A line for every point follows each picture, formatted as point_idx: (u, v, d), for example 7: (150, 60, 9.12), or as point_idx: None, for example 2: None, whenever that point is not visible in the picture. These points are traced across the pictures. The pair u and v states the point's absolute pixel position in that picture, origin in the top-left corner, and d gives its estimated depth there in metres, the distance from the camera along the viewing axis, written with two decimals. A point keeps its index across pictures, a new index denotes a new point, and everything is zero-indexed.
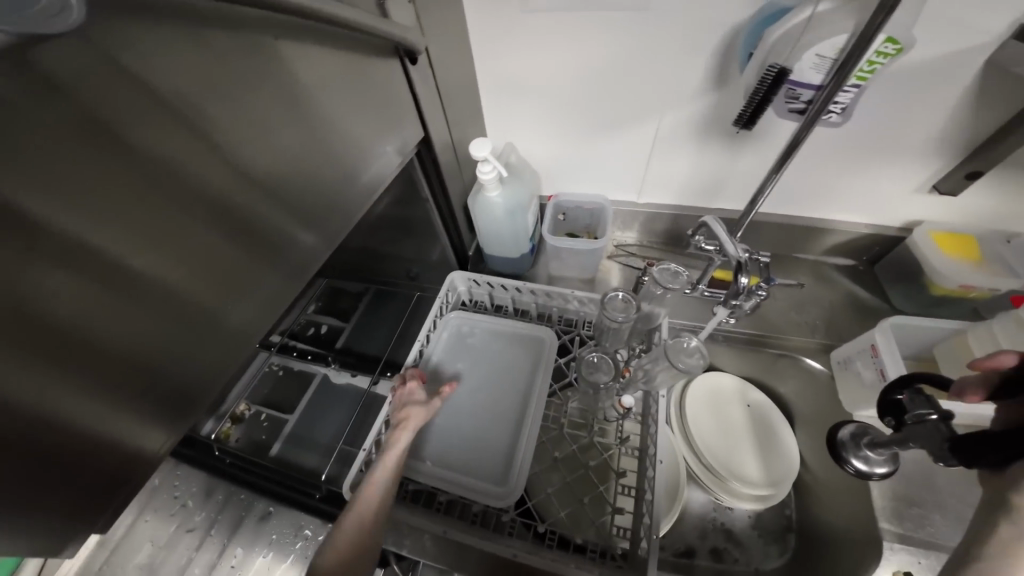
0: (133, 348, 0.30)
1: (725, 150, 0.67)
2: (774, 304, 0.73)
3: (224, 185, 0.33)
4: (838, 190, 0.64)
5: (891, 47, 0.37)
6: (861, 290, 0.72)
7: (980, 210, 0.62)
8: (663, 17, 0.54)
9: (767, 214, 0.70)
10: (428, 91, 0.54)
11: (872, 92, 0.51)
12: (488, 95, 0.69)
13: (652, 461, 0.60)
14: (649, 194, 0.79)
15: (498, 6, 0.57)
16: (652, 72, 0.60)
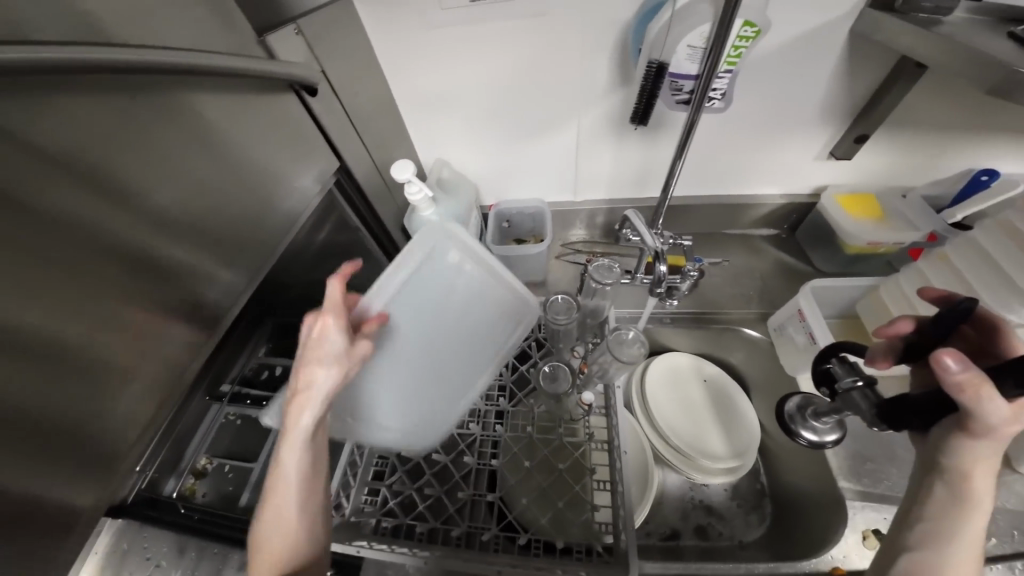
0: (53, 410, 0.29)
1: (643, 140, 0.69)
2: (713, 282, 0.75)
3: (134, 234, 0.33)
4: (753, 166, 0.66)
5: (749, 31, 0.44)
6: (788, 258, 0.76)
7: (878, 168, 0.65)
8: (558, 23, 0.55)
9: (694, 197, 0.72)
10: (336, 121, 0.54)
11: (754, 75, 0.53)
12: (409, 115, 0.69)
13: (619, 452, 0.62)
14: (585, 192, 0.81)
15: (398, 29, 0.58)
16: (561, 76, 0.62)
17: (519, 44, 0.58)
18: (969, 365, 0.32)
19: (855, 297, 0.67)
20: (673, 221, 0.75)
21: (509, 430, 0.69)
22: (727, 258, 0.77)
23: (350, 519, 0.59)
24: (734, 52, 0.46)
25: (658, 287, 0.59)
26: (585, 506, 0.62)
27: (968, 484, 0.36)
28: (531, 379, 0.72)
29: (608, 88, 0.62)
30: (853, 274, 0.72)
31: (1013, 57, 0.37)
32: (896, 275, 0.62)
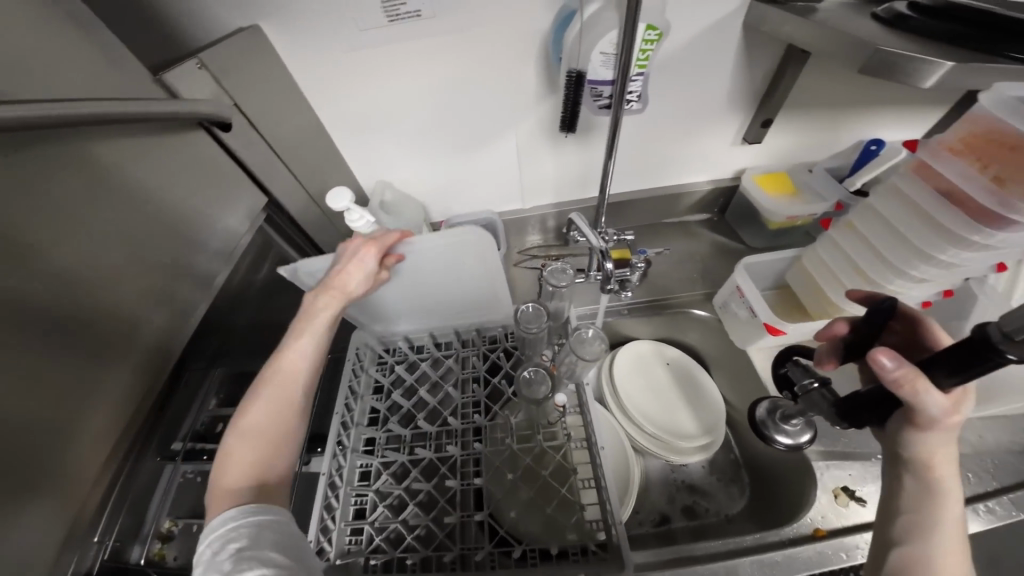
0: None
1: (579, 143, 0.71)
2: (663, 270, 0.79)
3: (36, 292, 0.31)
4: (682, 157, 0.70)
5: (653, 33, 0.47)
6: (723, 238, 0.81)
7: (788, 148, 0.71)
8: (478, 38, 0.56)
9: (635, 191, 0.75)
10: (257, 155, 0.52)
11: (667, 74, 0.56)
12: (343, 140, 0.68)
13: (597, 448, 0.62)
14: (533, 198, 0.82)
15: (314, 56, 0.56)
16: (491, 90, 0.62)
17: (444, 63, 0.58)
18: (902, 362, 0.36)
19: (784, 268, 0.73)
20: (618, 216, 0.78)
21: (489, 442, 0.68)
22: (670, 245, 0.81)
23: (336, 563, 0.56)
24: (643, 55, 0.48)
25: (609, 283, 0.61)
26: (572, 508, 0.61)
27: (933, 473, 0.38)
28: (503, 389, 0.71)
29: (538, 96, 0.64)
30: (779, 247, 0.77)
31: (877, 39, 0.41)
32: (814, 246, 0.68)
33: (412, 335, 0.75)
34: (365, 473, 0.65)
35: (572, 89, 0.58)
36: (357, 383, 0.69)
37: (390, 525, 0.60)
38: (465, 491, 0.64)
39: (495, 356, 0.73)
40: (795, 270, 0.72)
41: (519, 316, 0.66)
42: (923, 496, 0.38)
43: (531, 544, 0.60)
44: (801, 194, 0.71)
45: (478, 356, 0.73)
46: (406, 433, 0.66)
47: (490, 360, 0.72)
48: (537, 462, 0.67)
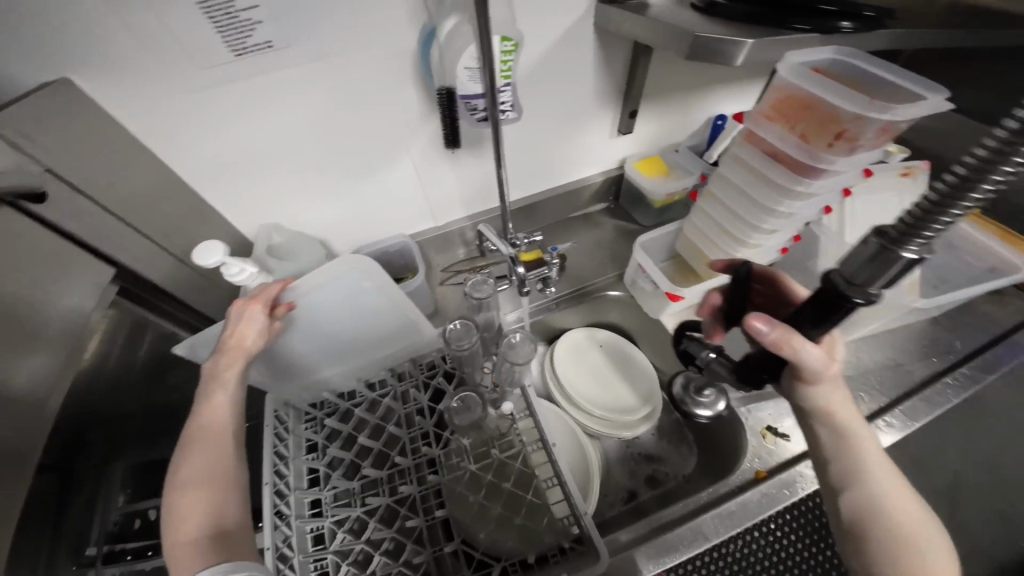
0: None
1: (473, 155, 0.72)
2: (579, 260, 0.81)
3: None
4: (570, 154, 0.73)
5: (508, 44, 0.49)
6: (623, 221, 0.85)
7: (656, 134, 0.77)
8: (346, 65, 0.54)
9: (537, 193, 0.77)
10: (101, 222, 0.46)
11: (537, 82, 0.59)
12: (216, 196, 0.61)
13: (552, 446, 0.62)
14: (443, 213, 0.81)
15: (159, 104, 0.50)
16: (371, 114, 0.60)
17: (315, 95, 0.56)
18: (775, 325, 0.39)
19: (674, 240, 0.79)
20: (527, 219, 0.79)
21: (444, 469, 0.66)
22: (579, 235, 0.84)
23: None
24: (504, 65, 0.50)
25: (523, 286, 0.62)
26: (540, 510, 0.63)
27: (834, 418, 0.43)
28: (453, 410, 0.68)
29: (423, 115, 0.63)
30: (666, 222, 0.84)
31: (694, 27, 0.46)
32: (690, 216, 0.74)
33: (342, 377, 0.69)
34: (317, 537, 0.58)
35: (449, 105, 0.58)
36: (287, 444, 0.60)
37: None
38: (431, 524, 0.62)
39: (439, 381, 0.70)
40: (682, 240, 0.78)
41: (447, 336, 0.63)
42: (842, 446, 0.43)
43: (511, 559, 0.59)
44: (674, 173, 0.77)
45: (420, 383, 0.70)
46: (356, 483, 0.61)
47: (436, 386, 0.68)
48: (495, 474, 0.66)
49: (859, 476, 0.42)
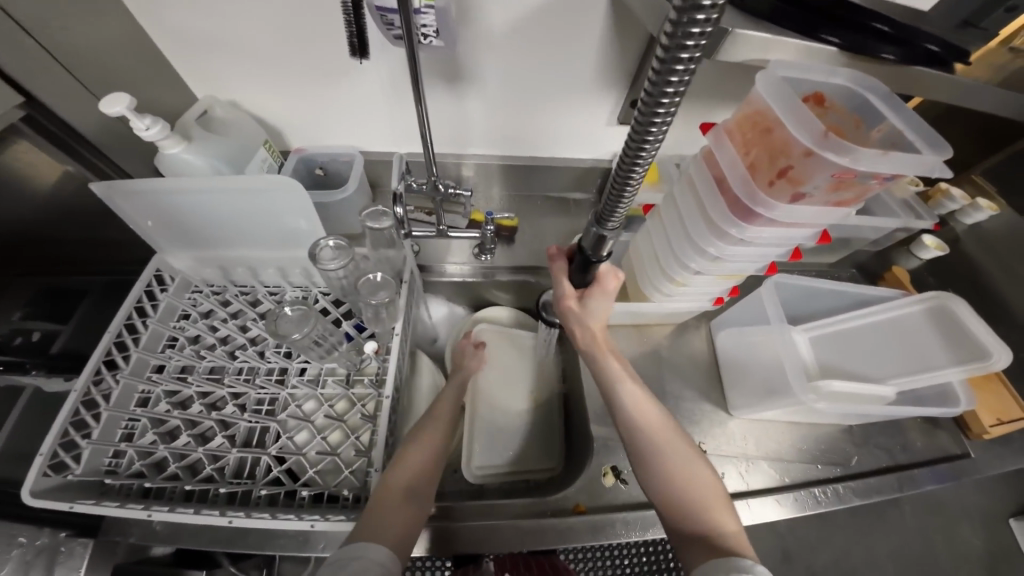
0: (410, 487, 0.53)
1: (656, 310, 0.70)
2: (736, 446, 0.74)
3: (404, 478, 0.54)
4: (771, 339, 0.71)
5: (712, 259, 0.57)
6: (808, 485, 0.71)
7: (858, 370, 0.73)
8: (689, 198, 0.58)
9: (751, 340, 0.74)
10: (496, 38, 0.66)
11: (744, 266, 0.58)
12: (536, 116, 0.80)
13: (342, 464, 0.61)
14: (731, 331, 0.78)
15: (558, 7, 0.62)
16: (511, 418, 0.80)
17: (681, 198, 0.59)
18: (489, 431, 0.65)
19: (774, 513, 0.68)
20: (749, 384, 0.73)
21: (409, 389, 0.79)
22: (760, 437, 0.75)
23: (172, 368, 0.70)
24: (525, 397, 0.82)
25: (538, 506, 0.65)
26: (445, 528, 0.62)
27: (722, 510, 0.52)
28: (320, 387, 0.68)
29: (711, 280, 0.62)
30: (825, 507, 0.69)
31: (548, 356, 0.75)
32: (773, 504, 0.68)
33: (290, 281, 0.78)
34: (148, 398, 0.71)
35: (690, 270, 0.60)
36: (182, 311, 0.75)
37: (126, 458, 0.66)
38: (237, 467, 0.65)
39: (346, 380, 0.68)
40: (780, 510, 0.68)
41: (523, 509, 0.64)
42: (696, 512, 0.52)
43: (287, 469, 0.63)
44: (787, 489, 0.69)
45: (370, 318, 0.66)
46: (230, 367, 0.69)
47: (306, 334, 0.58)
48: (286, 426, 0.66)
49: (728, 512, 0.53)
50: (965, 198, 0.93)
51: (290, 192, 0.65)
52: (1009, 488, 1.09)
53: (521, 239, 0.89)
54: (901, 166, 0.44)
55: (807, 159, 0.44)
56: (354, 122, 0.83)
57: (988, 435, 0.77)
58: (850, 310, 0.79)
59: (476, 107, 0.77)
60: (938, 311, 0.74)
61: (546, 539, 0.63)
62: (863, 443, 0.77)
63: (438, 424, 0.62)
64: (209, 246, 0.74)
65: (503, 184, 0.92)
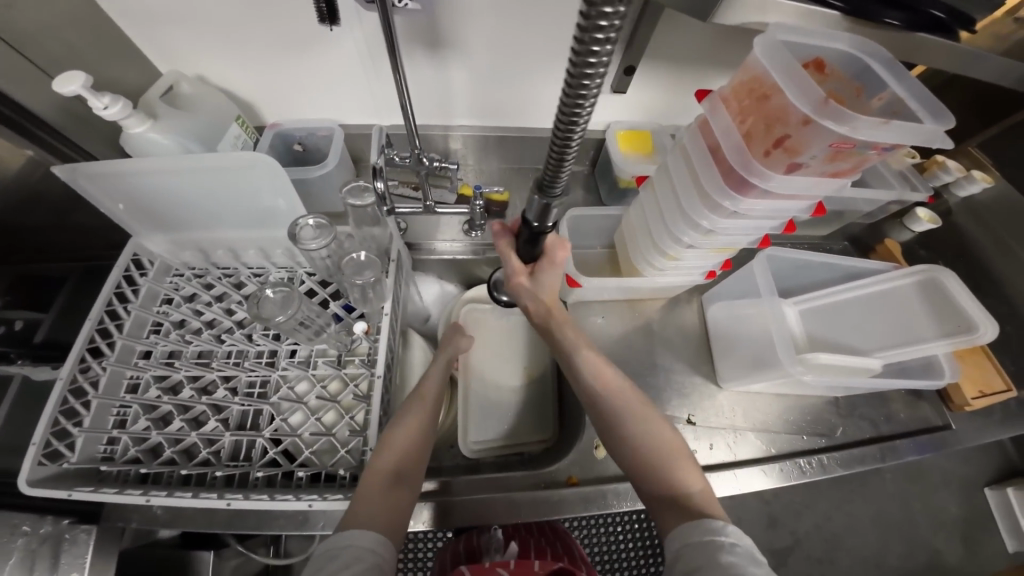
0: (395, 473, 0.54)
1: (649, 285, 0.69)
2: (727, 418, 0.75)
3: (386, 464, 0.54)
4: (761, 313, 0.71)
5: (705, 231, 0.56)
6: (795, 455, 0.73)
7: (847, 341, 0.74)
8: (682, 169, 0.56)
9: (743, 313, 0.74)
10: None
11: (738, 238, 0.57)
12: (525, 83, 0.76)
13: (337, 443, 0.62)
14: (723, 304, 0.78)
15: None
16: (506, 395, 0.80)
17: (674, 169, 0.57)
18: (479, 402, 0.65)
19: (762, 483, 0.70)
20: (740, 358, 0.73)
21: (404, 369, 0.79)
22: (750, 409, 0.77)
23: (159, 353, 0.69)
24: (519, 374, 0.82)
25: (532, 479, 0.67)
26: (442, 502, 0.64)
27: (688, 473, 0.53)
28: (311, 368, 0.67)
29: (704, 254, 0.61)
30: (810, 475, 0.72)
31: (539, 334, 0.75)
32: (761, 474, 0.70)
33: (273, 262, 0.76)
34: (138, 384, 0.70)
35: (682, 243, 0.59)
36: (165, 295, 0.73)
37: (121, 444, 0.66)
38: (233, 450, 0.66)
39: (337, 361, 0.68)
40: (768, 479, 0.70)
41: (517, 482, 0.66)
42: (665, 471, 0.53)
43: (284, 449, 0.64)
44: (774, 460, 0.72)
45: (357, 299, 0.65)
46: (218, 351, 0.69)
47: (290, 317, 0.57)
48: (280, 408, 0.66)
49: (695, 472, 0.53)
50: (959, 170, 0.92)
51: (267, 170, 0.63)
52: (985, 453, 1.13)
53: (512, 214, 0.87)
54: (903, 135, 0.42)
55: (804, 127, 0.43)
56: (331, 94, 0.79)
57: (969, 406, 0.79)
58: (841, 283, 0.79)
59: (461, 76, 0.74)
60: (929, 281, 0.74)
61: (541, 510, 0.65)
62: (848, 414, 0.79)
63: (421, 408, 0.61)
64: (183, 228, 0.72)
65: (492, 158, 0.89)
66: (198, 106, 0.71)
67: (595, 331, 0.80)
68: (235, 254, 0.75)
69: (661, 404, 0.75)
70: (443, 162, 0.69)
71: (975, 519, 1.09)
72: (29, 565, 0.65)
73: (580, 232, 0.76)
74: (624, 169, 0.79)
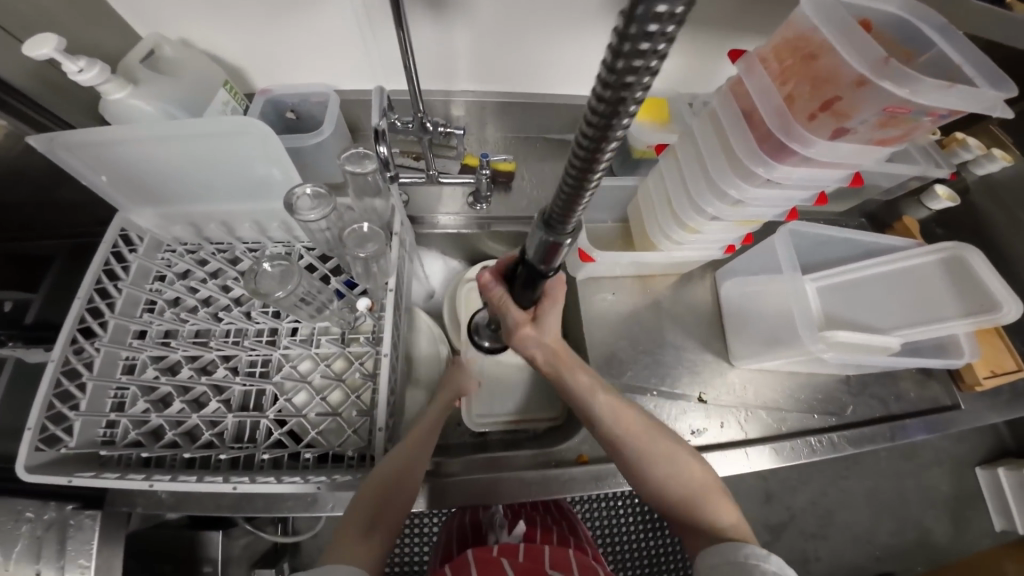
0: (383, 503, 0.51)
1: (666, 259, 0.66)
2: (739, 396, 0.74)
3: (373, 492, 0.52)
4: (780, 289, 0.68)
5: (731, 202, 0.52)
6: (805, 434, 0.72)
7: (867, 318, 0.71)
8: (710, 133, 0.52)
9: (761, 288, 0.71)
10: None
11: (766, 210, 0.54)
12: (534, 43, 0.70)
13: (345, 422, 0.60)
14: (739, 280, 0.75)
15: None
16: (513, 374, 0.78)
17: (700, 134, 0.53)
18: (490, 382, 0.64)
19: (773, 461, 0.69)
20: (755, 335, 0.71)
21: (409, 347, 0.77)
22: (762, 387, 0.75)
23: (154, 333, 0.67)
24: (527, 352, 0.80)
25: (542, 459, 0.66)
26: (447, 483, 0.62)
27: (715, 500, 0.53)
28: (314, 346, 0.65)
29: (727, 226, 0.58)
30: (820, 453, 0.71)
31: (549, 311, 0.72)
32: (772, 453, 0.69)
33: (270, 237, 0.72)
34: (134, 365, 0.68)
35: (705, 216, 0.55)
36: (157, 272, 0.70)
37: (121, 427, 0.64)
38: (236, 432, 0.64)
39: (341, 339, 0.65)
40: (778, 457, 0.69)
41: (525, 461, 0.65)
42: (697, 506, 0.53)
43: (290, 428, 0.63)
44: (785, 439, 0.71)
45: (360, 274, 0.62)
46: (216, 330, 0.66)
47: (290, 292, 0.54)
48: (284, 388, 0.64)
49: (720, 497, 0.54)
50: (980, 148, 0.85)
51: (259, 136, 0.58)
52: (987, 430, 1.13)
53: (519, 186, 0.83)
54: (963, 101, 0.40)
55: (857, 88, 0.40)
56: (324, 55, 0.73)
57: (980, 386, 0.78)
58: (860, 260, 0.76)
59: (465, 34, 0.68)
60: (955, 258, 0.70)
61: (551, 488, 0.64)
62: (859, 392, 0.78)
63: (409, 451, 0.55)
64: (171, 200, 0.68)
65: (497, 126, 0.84)
66: (180, 68, 0.65)
67: (606, 308, 0.77)
68: (229, 229, 0.72)
69: (672, 383, 0.73)
70: (447, 128, 0.65)
71: (971, 495, 1.10)
72: (36, 552, 0.64)
73: (592, 205, 0.73)
74: (639, 137, 0.74)
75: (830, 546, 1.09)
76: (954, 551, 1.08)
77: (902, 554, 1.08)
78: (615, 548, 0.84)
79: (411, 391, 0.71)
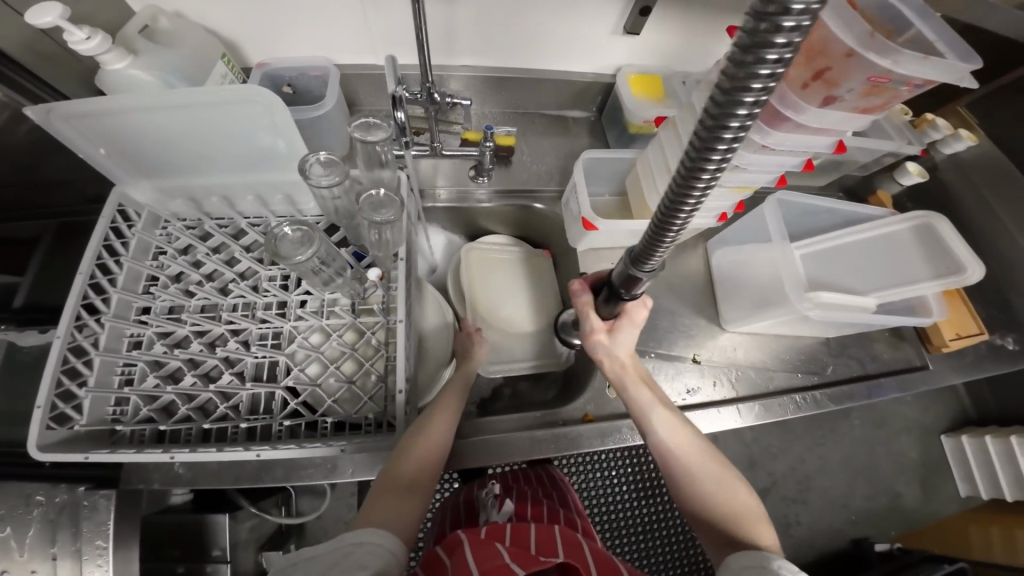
0: (415, 470, 0.54)
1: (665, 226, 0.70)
2: (731, 358, 0.79)
3: (402, 461, 0.54)
4: (768, 255, 0.72)
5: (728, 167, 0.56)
6: (792, 391, 0.78)
7: (847, 281, 0.77)
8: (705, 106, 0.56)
9: (751, 255, 0.75)
10: None
11: (759, 176, 0.57)
12: (537, 18, 0.71)
13: (361, 388, 0.62)
14: (729, 249, 0.80)
15: None
16: (516, 341, 0.82)
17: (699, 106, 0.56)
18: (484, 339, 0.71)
19: (761, 417, 0.74)
20: (745, 300, 0.76)
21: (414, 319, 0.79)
22: (752, 350, 0.80)
23: (160, 309, 0.66)
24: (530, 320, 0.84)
25: (549, 419, 0.70)
26: (462, 443, 0.66)
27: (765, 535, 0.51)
28: (326, 319, 0.66)
29: (722, 193, 0.61)
30: (804, 409, 0.77)
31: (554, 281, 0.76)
32: (761, 409, 0.75)
33: (273, 212, 0.72)
34: (139, 342, 0.68)
35: None
36: (157, 248, 0.69)
37: (130, 404, 0.64)
38: (250, 404, 0.65)
39: (351, 309, 0.67)
40: (767, 413, 0.75)
41: (531, 424, 0.68)
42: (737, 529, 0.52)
43: (306, 397, 0.64)
44: (772, 396, 0.76)
45: (373, 244, 0.64)
46: (224, 304, 0.66)
47: (310, 255, 0.55)
48: (297, 359, 0.65)
49: (767, 528, 0.52)
50: (949, 127, 0.91)
51: (266, 106, 0.58)
52: (948, 392, 1.23)
53: (519, 162, 0.84)
54: (937, 72, 0.43)
55: (846, 59, 0.43)
56: (322, 26, 0.72)
57: (947, 347, 0.85)
58: (840, 228, 0.81)
59: (468, 9, 0.69)
60: (926, 225, 0.76)
61: (560, 446, 0.67)
62: (838, 353, 0.84)
63: (444, 412, 0.60)
64: (171, 174, 0.67)
65: (497, 103, 0.85)
66: (177, 39, 0.64)
67: None
68: (231, 204, 0.71)
69: (669, 348, 0.78)
70: (455, 100, 0.66)
71: (932, 451, 1.20)
72: (51, 536, 0.65)
73: (591, 177, 0.75)
74: (637, 113, 0.77)
75: (810, 510, 1.16)
76: (922, 515, 1.17)
77: (875, 517, 1.17)
78: (612, 514, 0.90)
79: (421, 361, 0.74)
